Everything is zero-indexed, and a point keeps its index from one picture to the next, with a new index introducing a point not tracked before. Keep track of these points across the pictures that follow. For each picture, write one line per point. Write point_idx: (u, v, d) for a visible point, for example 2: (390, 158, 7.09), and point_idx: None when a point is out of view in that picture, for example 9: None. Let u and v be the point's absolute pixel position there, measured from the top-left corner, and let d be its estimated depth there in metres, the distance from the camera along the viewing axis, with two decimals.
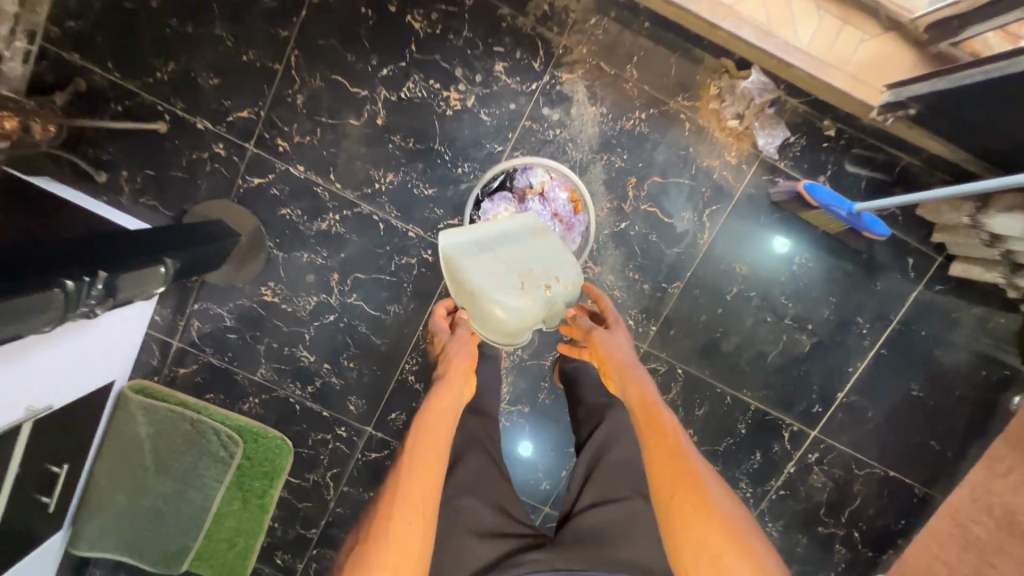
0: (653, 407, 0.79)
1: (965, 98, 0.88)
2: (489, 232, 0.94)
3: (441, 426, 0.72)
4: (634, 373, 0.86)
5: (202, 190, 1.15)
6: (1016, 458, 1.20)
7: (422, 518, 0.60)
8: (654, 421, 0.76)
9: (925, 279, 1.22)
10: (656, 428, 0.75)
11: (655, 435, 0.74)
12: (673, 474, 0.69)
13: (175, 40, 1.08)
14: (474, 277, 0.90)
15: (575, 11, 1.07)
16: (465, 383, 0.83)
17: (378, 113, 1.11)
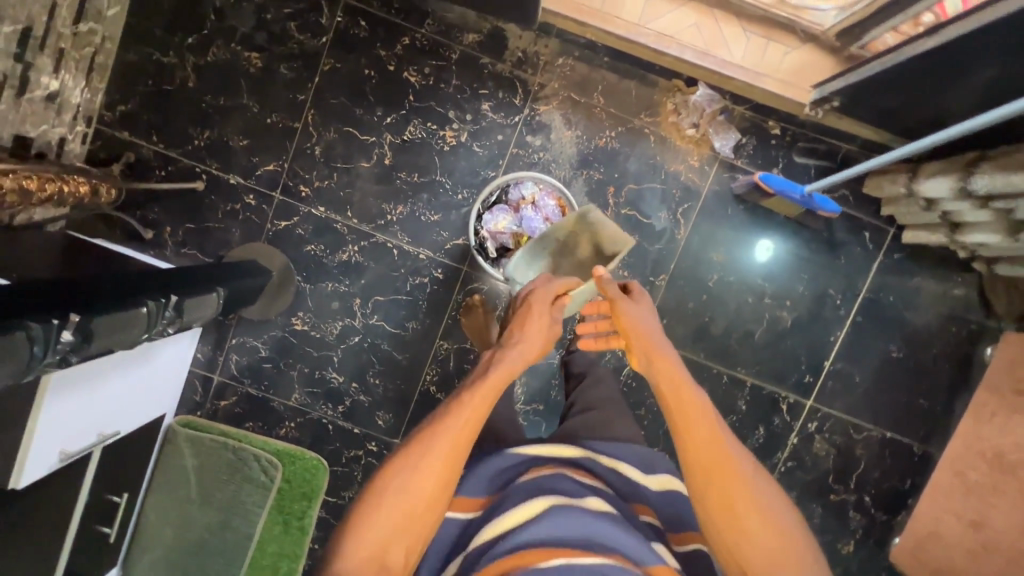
0: (683, 391, 0.80)
1: (875, 86, 1.06)
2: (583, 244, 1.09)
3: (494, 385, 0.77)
4: (662, 354, 0.85)
5: (236, 236, 1.31)
6: (996, 402, 1.30)
7: (460, 458, 0.69)
8: (685, 407, 0.78)
9: (883, 248, 1.37)
10: (688, 413, 0.77)
11: (687, 420, 0.77)
12: (704, 459, 0.73)
13: (209, 112, 1.27)
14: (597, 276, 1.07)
15: (545, 54, 1.27)
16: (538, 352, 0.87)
17: (385, 155, 1.29)
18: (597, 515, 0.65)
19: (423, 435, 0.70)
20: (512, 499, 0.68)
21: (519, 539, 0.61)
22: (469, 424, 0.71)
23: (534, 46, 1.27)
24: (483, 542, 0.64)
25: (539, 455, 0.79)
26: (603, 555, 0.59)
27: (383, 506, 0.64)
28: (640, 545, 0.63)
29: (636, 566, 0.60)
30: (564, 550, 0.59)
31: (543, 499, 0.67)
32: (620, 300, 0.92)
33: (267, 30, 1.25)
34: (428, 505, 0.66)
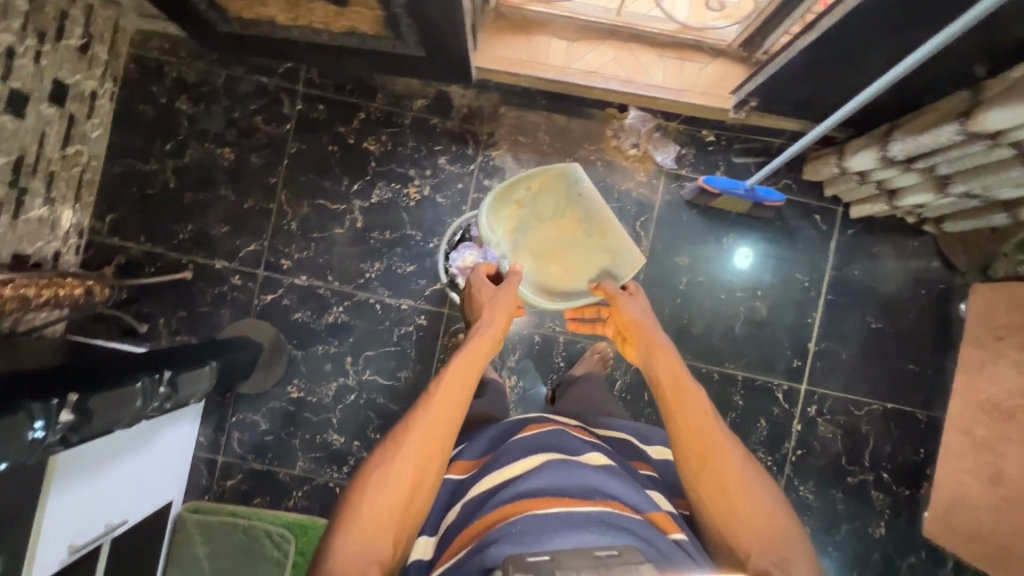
0: (679, 382, 0.89)
1: (781, 82, 1.17)
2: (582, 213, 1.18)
3: (465, 375, 0.89)
4: (660, 350, 0.96)
5: (227, 316, 1.38)
6: (980, 352, 1.32)
7: (438, 441, 0.81)
8: (680, 401, 0.87)
9: (836, 227, 1.44)
10: (683, 403, 0.86)
11: (682, 412, 0.85)
12: (697, 445, 0.82)
13: (190, 206, 1.37)
14: (591, 252, 1.21)
15: (487, 107, 1.40)
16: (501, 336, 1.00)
17: (357, 219, 1.39)
18: (598, 470, 0.79)
19: (400, 432, 0.81)
20: (515, 454, 0.83)
21: (522, 486, 0.74)
22: (439, 421, 0.82)
23: (478, 101, 1.40)
24: (484, 491, 0.79)
25: (541, 419, 0.94)
26: (600, 503, 0.72)
27: (373, 488, 0.76)
28: (633, 493, 0.77)
29: (633, 511, 0.74)
30: (563, 498, 0.72)
31: (544, 456, 0.81)
32: (619, 296, 1.07)
33: (236, 127, 1.38)
34: (415, 485, 0.77)
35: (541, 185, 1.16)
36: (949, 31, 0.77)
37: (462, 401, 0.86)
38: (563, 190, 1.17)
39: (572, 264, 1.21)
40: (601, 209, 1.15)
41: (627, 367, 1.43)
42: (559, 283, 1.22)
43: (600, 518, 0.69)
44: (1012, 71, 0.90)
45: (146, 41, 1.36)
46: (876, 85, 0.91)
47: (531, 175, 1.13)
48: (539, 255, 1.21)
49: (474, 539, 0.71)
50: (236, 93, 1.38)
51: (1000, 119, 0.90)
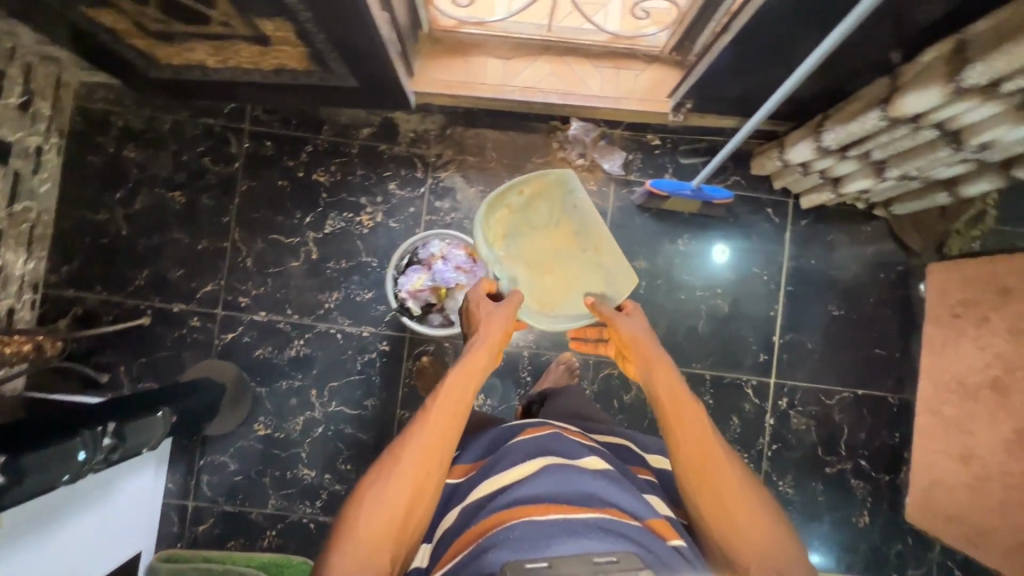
0: (678, 396, 0.87)
1: (711, 83, 1.18)
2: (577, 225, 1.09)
3: (463, 390, 0.88)
4: (659, 363, 0.92)
5: (188, 358, 1.37)
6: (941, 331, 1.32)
7: (434, 460, 0.80)
8: (679, 416, 0.85)
9: (789, 218, 1.45)
10: (681, 419, 0.84)
11: (681, 428, 0.83)
12: (697, 462, 0.80)
13: (145, 252, 1.38)
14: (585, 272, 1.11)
15: (433, 129, 1.41)
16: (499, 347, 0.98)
17: (312, 251, 1.39)
18: (596, 475, 0.77)
19: (396, 450, 0.81)
20: (513, 457, 0.81)
21: (522, 492, 0.73)
22: (436, 436, 0.82)
23: (423, 125, 1.41)
24: (482, 496, 0.77)
25: (538, 423, 0.92)
26: (599, 510, 0.71)
27: (370, 507, 0.76)
28: (631, 500, 0.76)
29: (632, 518, 0.73)
30: (561, 505, 0.71)
31: (543, 459, 0.79)
32: (615, 315, 1.01)
33: (185, 169, 1.39)
34: (411, 503, 0.78)
35: (535, 191, 1.08)
36: (845, 24, 0.79)
37: (459, 416, 0.86)
38: (558, 198, 1.09)
39: (567, 282, 1.10)
40: (597, 221, 1.09)
41: (594, 376, 1.43)
42: (552, 302, 1.11)
43: (599, 525, 0.67)
44: (923, 55, 0.91)
45: (91, 93, 1.38)
46: (786, 84, 0.93)
47: (526, 181, 1.05)
48: (532, 270, 1.09)
49: (471, 544, 0.71)
50: (183, 136, 1.39)
51: (914, 103, 0.91)
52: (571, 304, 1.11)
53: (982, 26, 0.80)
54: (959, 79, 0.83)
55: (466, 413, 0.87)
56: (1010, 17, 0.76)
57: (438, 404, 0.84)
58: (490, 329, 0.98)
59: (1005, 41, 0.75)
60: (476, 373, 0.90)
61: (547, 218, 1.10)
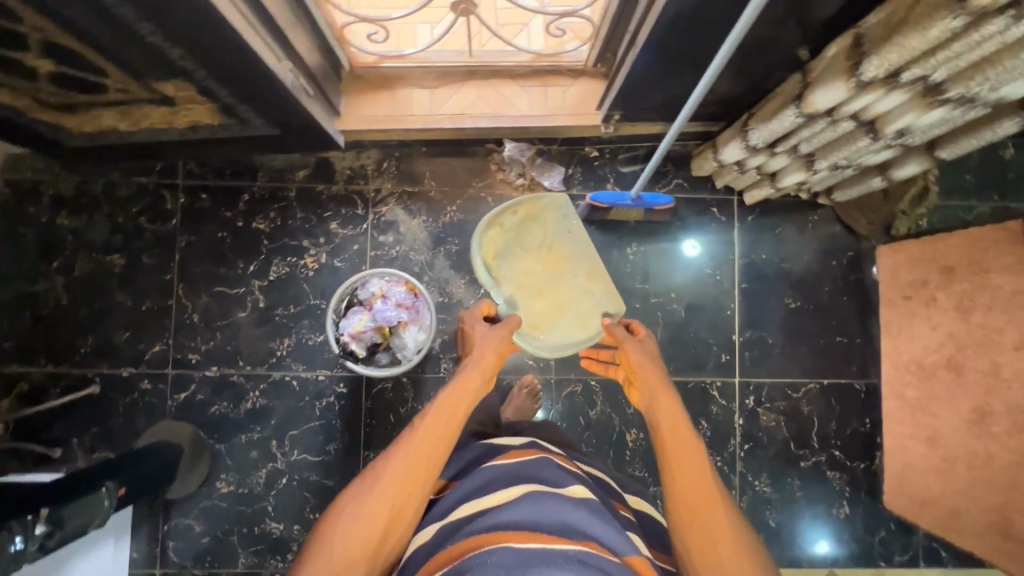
0: (677, 428, 0.88)
1: (634, 93, 1.18)
2: (569, 249, 1.19)
3: (454, 412, 0.89)
4: (663, 394, 0.95)
5: (141, 423, 1.34)
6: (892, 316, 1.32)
7: (419, 479, 0.80)
8: (675, 446, 0.86)
9: (735, 216, 1.44)
10: (679, 450, 0.85)
11: (676, 459, 0.84)
12: (688, 496, 0.80)
13: (88, 320, 1.35)
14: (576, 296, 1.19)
15: (369, 164, 1.40)
16: (491, 370, 1.00)
17: (258, 299, 1.37)
18: (579, 505, 0.76)
19: (379, 466, 0.81)
20: (497, 484, 0.82)
21: (504, 516, 0.73)
22: (423, 453, 0.82)
23: (359, 161, 1.40)
24: (462, 517, 0.78)
25: (527, 446, 0.93)
26: (578, 542, 0.69)
27: (346, 520, 0.75)
28: (614, 535, 0.73)
29: (612, 555, 0.70)
30: (540, 534, 0.70)
31: (526, 486, 0.79)
32: (627, 341, 1.07)
33: (122, 231, 1.37)
34: (389, 520, 0.76)
35: (529, 216, 1.18)
36: (726, 47, 0.79)
37: (448, 437, 0.86)
38: (551, 223, 1.20)
39: (558, 302, 1.17)
40: (587, 247, 1.20)
41: (558, 395, 1.41)
42: (543, 323, 1.17)
43: (577, 558, 0.66)
44: (827, 50, 0.91)
45: (17, 164, 1.36)
46: (689, 102, 0.93)
47: (522, 202, 1.18)
48: (525, 289, 1.17)
49: (450, 564, 0.70)
50: (117, 197, 1.37)
51: (824, 99, 0.90)
52: (561, 324, 1.17)
53: (874, 19, 0.80)
54: (858, 73, 0.83)
55: (456, 434, 0.88)
56: (895, 10, 0.76)
57: (428, 422, 0.86)
58: (485, 352, 1.01)
59: (894, 33, 0.75)
60: (467, 395, 0.93)
61: (540, 242, 1.20)
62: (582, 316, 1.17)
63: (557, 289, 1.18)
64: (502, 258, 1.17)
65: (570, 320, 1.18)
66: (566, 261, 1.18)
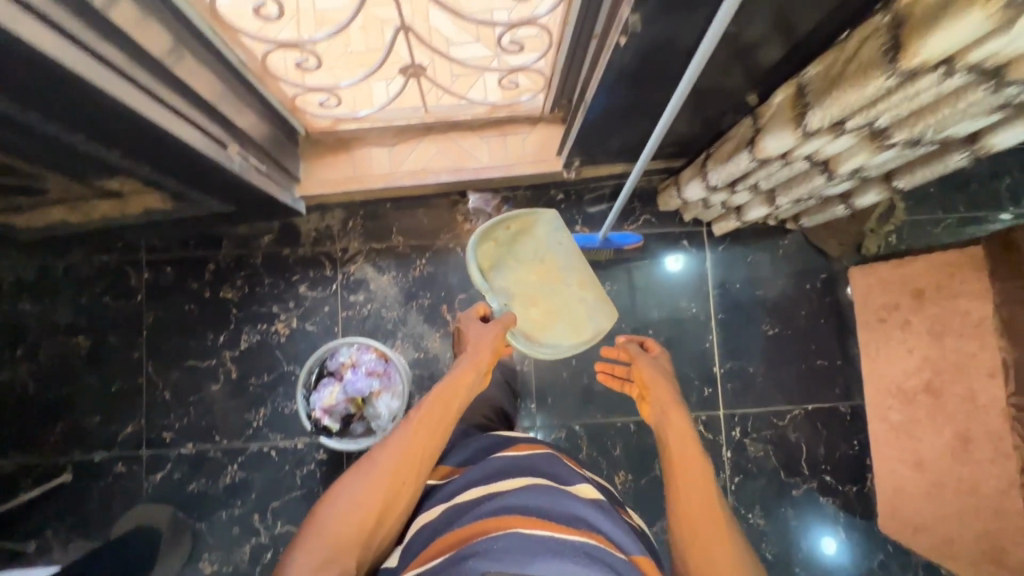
0: (686, 442, 0.87)
1: (590, 143, 1.17)
2: (561, 259, 1.17)
3: (447, 406, 0.91)
4: (674, 407, 0.93)
5: (117, 507, 1.30)
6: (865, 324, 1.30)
7: (414, 469, 0.83)
8: (683, 465, 0.84)
9: (706, 247, 1.44)
10: (685, 464, 0.83)
11: (685, 478, 0.82)
12: (694, 516, 0.77)
13: (57, 406, 1.32)
14: (571, 304, 1.18)
15: (335, 224, 1.38)
16: (487, 363, 1.01)
17: (230, 370, 1.35)
18: (584, 501, 0.75)
19: (374, 456, 0.83)
20: (505, 474, 0.81)
21: (514, 502, 0.73)
22: (416, 446, 0.84)
23: (324, 222, 1.38)
24: (469, 500, 0.77)
25: (533, 441, 0.93)
26: (585, 534, 0.68)
27: (342, 505, 0.77)
28: (621, 532, 0.72)
29: (618, 551, 0.68)
30: (550, 526, 0.69)
31: (534, 480, 0.78)
32: (642, 354, 1.06)
33: (86, 312, 1.34)
34: (383, 506, 0.78)
35: (521, 228, 1.14)
36: (663, 123, 0.78)
37: (441, 431, 0.89)
38: (543, 235, 1.16)
39: (552, 313, 1.17)
40: (579, 257, 1.17)
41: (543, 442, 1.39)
42: (539, 333, 1.17)
43: (585, 551, 0.65)
44: (774, 97, 0.91)
45: None
46: (643, 155, 0.93)
47: (514, 215, 1.11)
48: (519, 301, 1.15)
49: (459, 544, 0.69)
50: (78, 278, 1.34)
51: (774, 145, 0.90)
52: (554, 334, 1.17)
53: (814, 70, 0.81)
54: (805, 123, 0.82)
55: (449, 432, 0.90)
56: (833, 62, 0.76)
57: (422, 417, 0.88)
58: (478, 350, 1.00)
59: (834, 86, 0.75)
60: (459, 393, 0.94)
61: (531, 254, 1.17)
62: (576, 324, 1.19)
63: (550, 299, 1.17)
64: (494, 271, 1.13)
65: (565, 328, 1.18)
66: (559, 272, 1.17)
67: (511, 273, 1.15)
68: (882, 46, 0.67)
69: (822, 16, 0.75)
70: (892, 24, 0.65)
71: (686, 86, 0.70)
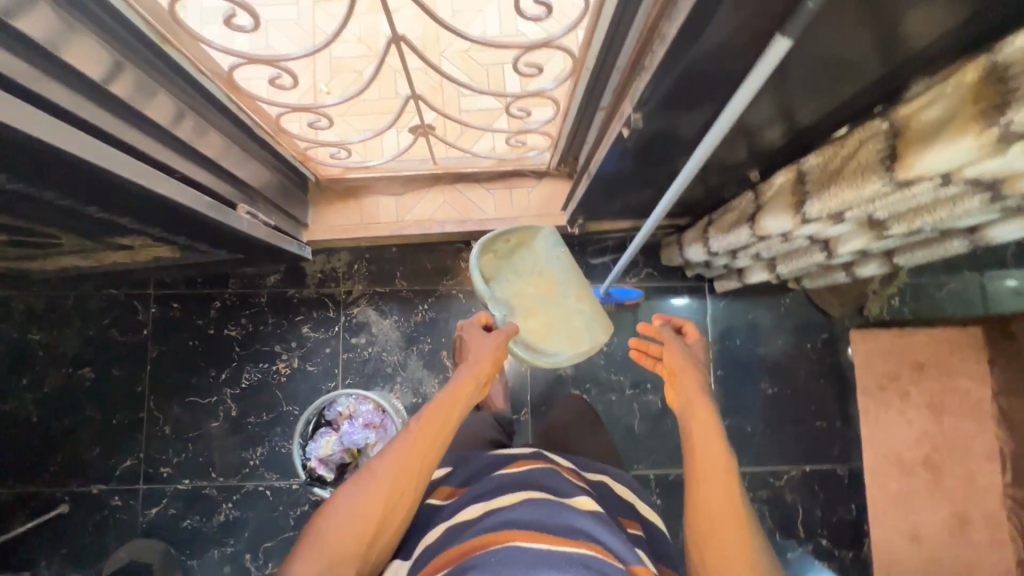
0: (711, 437, 0.72)
1: (595, 203, 1.19)
2: (557, 270, 1.10)
3: (451, 410, 0.79)
4: (700, 401, 0.76)
5: (111, 541, 1.31)
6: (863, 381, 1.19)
7: (412, 482, 0.72)
8: (702, 457, 0.71)
9: (707, 301, 1.45)
10: (705, 468, 0.70)
11: (704, 472, 0.70)
12: (712, 518, 0.67)
13: (58, 436, 1.33)
14: (569, 316, 1.10)
15: (340, 267, 1.40)
16: (493, 365, 0.87)
17: (230, 408, 1.36)
18: (584, 513, 0.70)
19: (372, 465, 0.73)
20: (505, 489, 0.76)
21: (514, 514, 0.68)
22: (416, 454, 0.74)
23: (330, 265, 1.40)
24: (469, 518, 0.73)
25: (534, 455, 0.88)
26: (584, 545, 0.63)
27: (337, 518, 0.69)
28: (621, 543, 0.67)
29: (617, 561, 0.63)
30: (548, 537, 0.64)
31: (532, 492, 0.74)
32: (671, 340, 0.85)
33: (92, 344, 1.36)
34: (382, 520, 0.70)
35: (520, 240, 1.08)
36: (672, 192, 0.81)
37: (445, 436, 0.77)
38: (540, 250, 1.10)
39: (551, 324, 1.08)
40: (575, 269, 1.11)
41: None
42: (538, 345, 1.06)
43: (581, 560, 0.60)
44: (775, 178, 0.92)
45: None
46: (649, 222, 0.94)
47: (513, 228, 1.07)
48: (517, 313, 1.05)
49: (458, 559, 0.65)
50: (86, 310, 1.36)
51: (774, 225, 0.91)
52: (554, 346, 1.07)
53: (814, 160, 0.82)
54: (803, 212, 0.83)
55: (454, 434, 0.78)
56: (831, 157, 0.78)
57: (421, 426, 0.76)
58: (478, 362, 0.86)
59: (832, 180, 0.76)
60: (462, 399, 0.81)
61: (527, 266, 1.09)
62: (575, 338, 1.09)
63: (547, 311, 1.08)
64: (491, 281, 1.05)
65: (564, 340, 1.08)
66: (557, 285, 1.09)
67: (507, 285, 1.07)
68: (879, 152, 0.68)
69: (822, 112, 0.77)
70: (890, 132, 0.66)
71: (690, 169, 0.73)
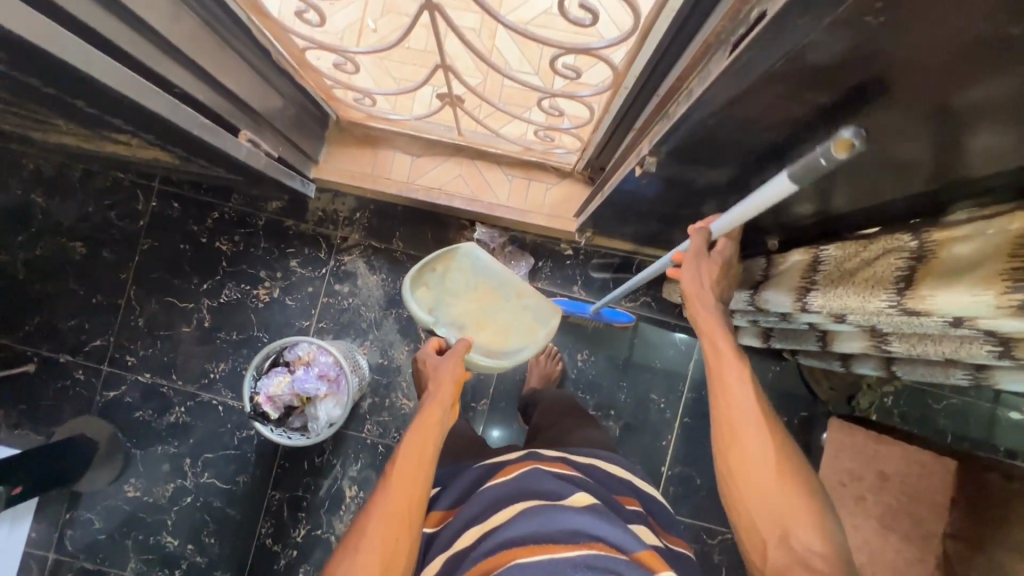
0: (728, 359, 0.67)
1: (606, 221, 1.13)
2: (493, 276, 1.04)
3: (421, 442, 0.71)
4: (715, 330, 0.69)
5: (67, 410, 1.36)
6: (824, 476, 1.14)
7: (400, 535, 0.65)
8: (720, 377, 0.67)
9: (696, 346, 1.40)
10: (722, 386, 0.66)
11: (724, 391, 0.66)
12: (733, 424, 0.65)
13: (38, 300, 1.37)
14: (518, 316, 1.06)
15: (342, 211, 1.38)
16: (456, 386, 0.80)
17: (204, 318, 1.38)
18: (581, 510, 0.65)
19: (355, 529, 0.66)
20: (498, 502, 0.70)
21: (512, 532, 0.63)
22: (398, 510, 0.66)
23: (333, 206, 1.38)
24: (467, 543, 0.67)
25: (522, 456, 0.81)
26: (585, 546, 0.60)
27: None
28: (621, 531, 0.64)
29: (620, 553, 0.60)
30: (546, 544, 0.60)
31: (522, 502, 0.69)
32: (698, 263, 0.71)
33: (89, 222, 1.37)
34: None
35: (444, 262, 1.03)
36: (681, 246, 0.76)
37: (422, 474, 0.69)
38: (468, 264, 1.04)
39: (502, 331, 1.04)
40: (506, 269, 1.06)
41: None
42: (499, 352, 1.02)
43: (585, 564, 0.57)
44: (790, 255, 0.86)
45: None
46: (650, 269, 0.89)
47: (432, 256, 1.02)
48: (464, 332, 1.00)
49: None
50: (91, 187, 1.37)
51: (773, 303, 0.86)
52: (514, 348, 1.04)
53: (833, 250, 0.76)
54: (805, 300, 0.77)
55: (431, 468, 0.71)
56: (851, 255, 0.71)
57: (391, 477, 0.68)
58: (440, 386, 0.79)
59: (843, 281, 0.70)
60: (434, 430, 0.73)
61: (462, 281, 1.04)
62: (530, 332, 1.06)
63: (493, 319, 1.04)
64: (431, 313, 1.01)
65: (521, 339, 1.05)
66: (496, 290, 1.04)
67: (445, 309, 1.01)
68: (898, 270, 0.62)
69: (858, 206, 0.71)
70: (916, 252, 0.60)
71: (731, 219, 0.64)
